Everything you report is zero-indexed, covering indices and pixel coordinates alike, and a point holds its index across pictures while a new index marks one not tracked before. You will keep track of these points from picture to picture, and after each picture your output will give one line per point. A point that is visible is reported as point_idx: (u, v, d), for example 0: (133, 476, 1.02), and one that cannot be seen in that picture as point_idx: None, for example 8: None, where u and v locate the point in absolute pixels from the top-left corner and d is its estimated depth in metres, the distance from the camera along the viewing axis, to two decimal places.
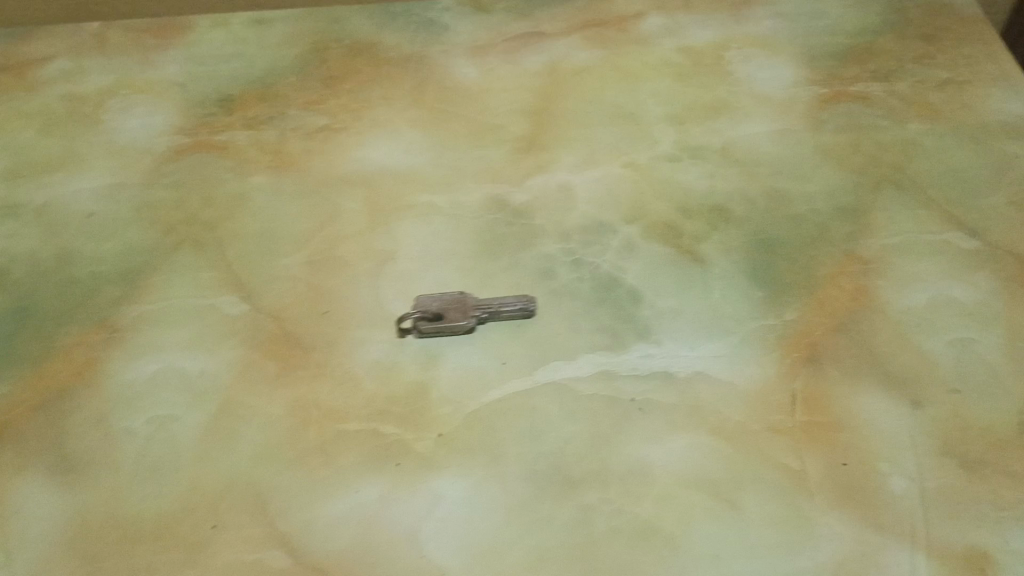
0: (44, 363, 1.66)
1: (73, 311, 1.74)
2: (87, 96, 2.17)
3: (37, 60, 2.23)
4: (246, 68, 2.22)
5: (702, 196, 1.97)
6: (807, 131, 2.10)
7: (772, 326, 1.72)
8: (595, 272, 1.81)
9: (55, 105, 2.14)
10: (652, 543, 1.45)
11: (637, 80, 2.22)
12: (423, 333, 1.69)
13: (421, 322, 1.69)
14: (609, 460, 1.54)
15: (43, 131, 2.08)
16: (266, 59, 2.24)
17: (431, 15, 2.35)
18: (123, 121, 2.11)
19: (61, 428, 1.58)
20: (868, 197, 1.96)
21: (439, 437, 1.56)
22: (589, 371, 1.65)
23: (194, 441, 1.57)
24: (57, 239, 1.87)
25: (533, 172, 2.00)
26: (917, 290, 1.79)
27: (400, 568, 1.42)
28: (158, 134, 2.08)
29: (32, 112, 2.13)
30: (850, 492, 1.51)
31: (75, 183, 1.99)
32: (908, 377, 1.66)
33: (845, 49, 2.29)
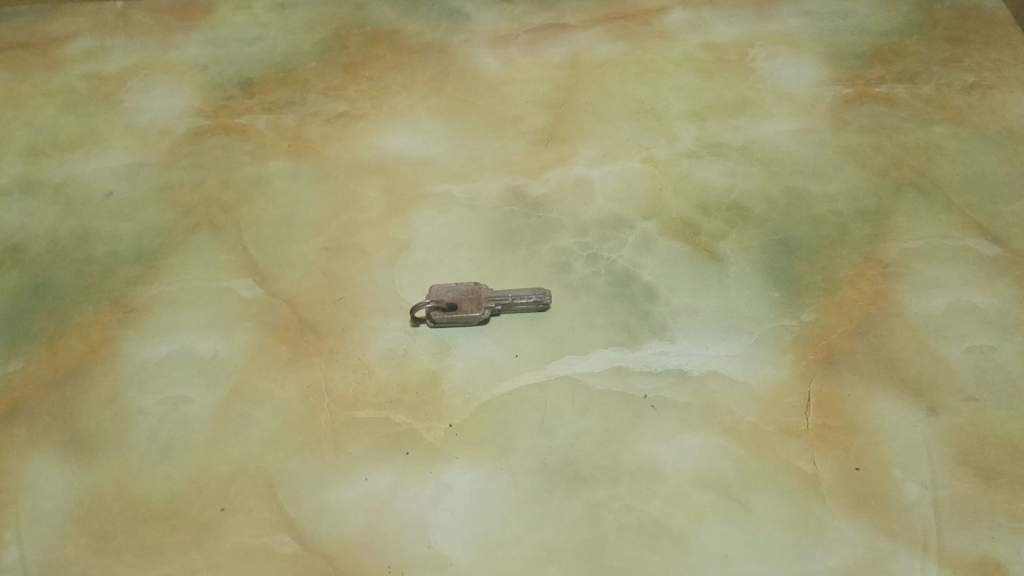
0: (61, 340, 1.83)
1: (90, 290, 1.91)
2: (156, 85, 2.32)
3: (112, 51, 2.41)
4: (294, 61, 2.38)
5: (721, 192, 2.07)
6: (827, 129, 2.18)
7: (787, 327, 1.82)
8: (611, 267, 1.92)
9: (76, 85, 2.33)
10: (660, 542, 1.55)
11: (659, 75, 2.32)
12: (438, 320, 1.79)
13: (436, 313, 1.79)
14: (620, 458, 1.65)
15: (65, 110, 2.26)
16: (315, 53, 2.40)
17: (469, 8, 2.50)
18: (148, 104, 2.28)
19: (81, 398, 1.75)
20: (891, 200, 2.03)
21: (449, 428, 1.69)
22: (602, 367, 1.76)
23: (214, 424, 1.71)
24: (86, 227, 2.03)
25: (552, 164, 2.12)
26: (936, 297, 1.86)
27: (407, 556, 1.54)
28: (189, 118, 2.24)
29: (54, 91, 2.31)
30: (866, 500, 1.59)
31: (93, 161, 2.16)
32: (925, 383, 1.73)
33: (871, 48, 2.36)
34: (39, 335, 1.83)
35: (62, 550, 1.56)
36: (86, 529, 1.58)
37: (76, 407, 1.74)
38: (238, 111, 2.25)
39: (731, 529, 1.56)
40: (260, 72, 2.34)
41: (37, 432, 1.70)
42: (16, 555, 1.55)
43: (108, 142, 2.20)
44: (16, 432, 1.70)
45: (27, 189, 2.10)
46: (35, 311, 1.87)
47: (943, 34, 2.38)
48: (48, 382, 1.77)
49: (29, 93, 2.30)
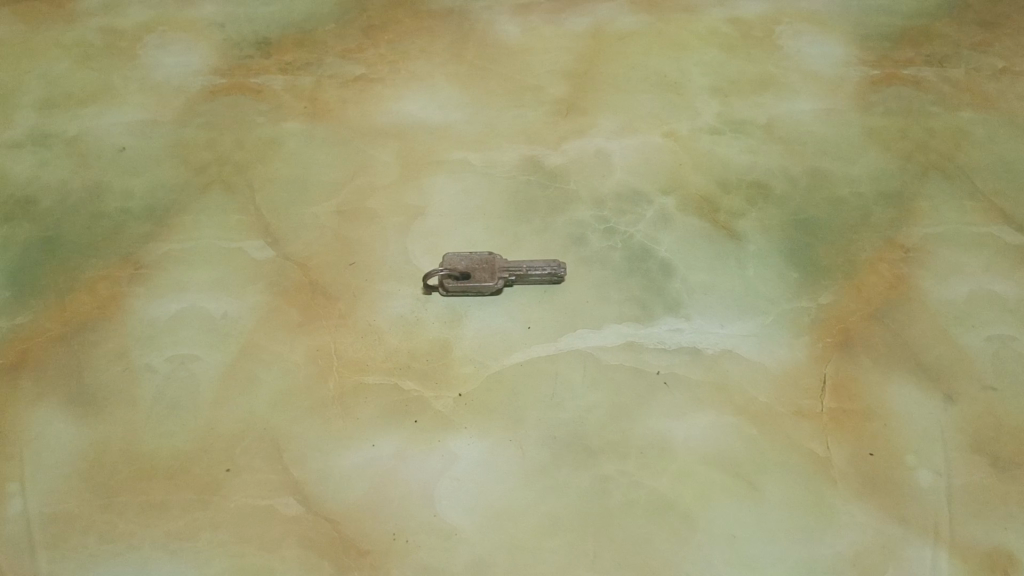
0: (70, 294, 1.81)
1: (101, 245, 1.89)
2: (174, 42, 2.29)
3: (130, 7, 2.38)
4: (314, 23, 2.35)
5: (741, 170, 2.03)
6: (851, 110, 2.14)
7: (804, 309, 1.79)
8: (629, 241, 1.90)
9: (93, 39, 2.30)
10: (668, 519, 1.53)
11: (683, 49, 2.29)
12: (451, 288, 1.78)
13: (449, 282, 1.77)
14: (630, 433, 1.63)
15: (80, 64, 2.24)
16: (336, 16, 2.36)
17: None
18: (165, 60, 2.25)
19: (91, 351, 1.74)
20: (914, 185, 2.00)
21: (458, 397, 1.67)
22: (614, 341, 1.75)
23: (222, 384, 1.70)
24: (99, 183, 2.01)
25: (571, 135, 2.10)
26: (956, 284, 1.83)
27: (412, 523, 1.53)
28: (205, 76, 2.22)
29: (70, 44, 2.29)
30: (880, 485, 1.56)
31: (107, 116, 2.14)
32: (942, 370, 1.70)
33: (900, 30, 2.31)
34: (47, 290, 1.82)
35: (66, 504, 1.55)
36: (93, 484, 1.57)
37: (84, 361, 1.72)
38: (255, 71, 2.23)
39: (742, 508, 1.54)
40: (278, 33, 2.32)
41: (44, 385, 1.69)
42: (20, 508, 1.54)
43: (123, 97, 2.17)
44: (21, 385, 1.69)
45: (39, 142, 2.08)
46: (44, 264, 1.86)
47: (974, 19, 2.34)
48: (56, 335, 1.76)
49: (45, 46, 2.28)
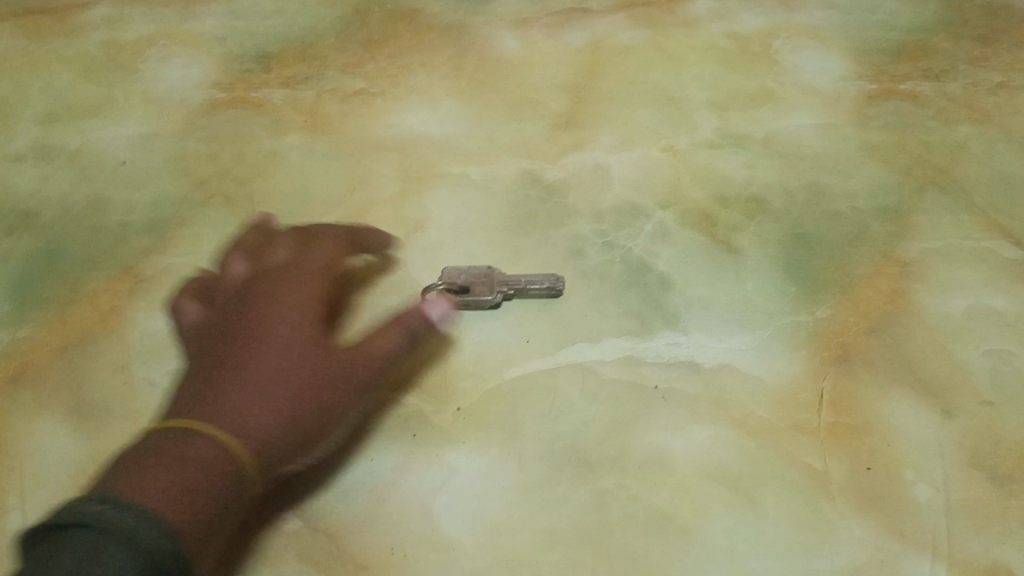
0: (33, 288, 1.62)
1: (91, 260, 1.66)
2: (124, 43, 2.05)
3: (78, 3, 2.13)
4: (273, 24, 2.09)
5: (740, 184, 1.79)
6: (850, 125, 1.90)
7: (802, 323, 1.57)
8: (626, 256, 1.67)
9: (44, 20, 2.08)
10: (665, 532, 1.34)
11: (682, 63, 2.03)
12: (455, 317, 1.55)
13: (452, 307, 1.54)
14: (628, 446, 1.42)
15: (32, 44, 2.04)
16: (302, 14, 2.11)
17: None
18: (129, 63, 2.01)
19: (73, 372, 1.51)
20: (911, 200, 1.77)
21: (457, 412, 1.47)
22: (613, 355, 1.52)
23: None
24: (40, 188, 1.79)
25: (569, 149, 1.85)
26: (954, 298, 1.61)
27: (409, 540, 1.35)
28: (191, 87, 1.96)
29: (21, 22, 2.08)
30: (875, 500, 1.37)
31: (57, 122, 1.90)
32: (941, 386, 1.49)
33: (925, 36, 2.08)
34: (12, 304, 1.60)
35: None
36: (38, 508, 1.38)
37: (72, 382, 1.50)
38: (256, 85, 1.97)
39: (734, 526, 1.35)
40: (248, 32, 2.08)
41: (21, 405, 1.48)
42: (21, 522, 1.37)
43: (67, 88, 1.96)
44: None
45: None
46: (13, 267, 1.65)
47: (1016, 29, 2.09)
48: (31, 354, 1.53)
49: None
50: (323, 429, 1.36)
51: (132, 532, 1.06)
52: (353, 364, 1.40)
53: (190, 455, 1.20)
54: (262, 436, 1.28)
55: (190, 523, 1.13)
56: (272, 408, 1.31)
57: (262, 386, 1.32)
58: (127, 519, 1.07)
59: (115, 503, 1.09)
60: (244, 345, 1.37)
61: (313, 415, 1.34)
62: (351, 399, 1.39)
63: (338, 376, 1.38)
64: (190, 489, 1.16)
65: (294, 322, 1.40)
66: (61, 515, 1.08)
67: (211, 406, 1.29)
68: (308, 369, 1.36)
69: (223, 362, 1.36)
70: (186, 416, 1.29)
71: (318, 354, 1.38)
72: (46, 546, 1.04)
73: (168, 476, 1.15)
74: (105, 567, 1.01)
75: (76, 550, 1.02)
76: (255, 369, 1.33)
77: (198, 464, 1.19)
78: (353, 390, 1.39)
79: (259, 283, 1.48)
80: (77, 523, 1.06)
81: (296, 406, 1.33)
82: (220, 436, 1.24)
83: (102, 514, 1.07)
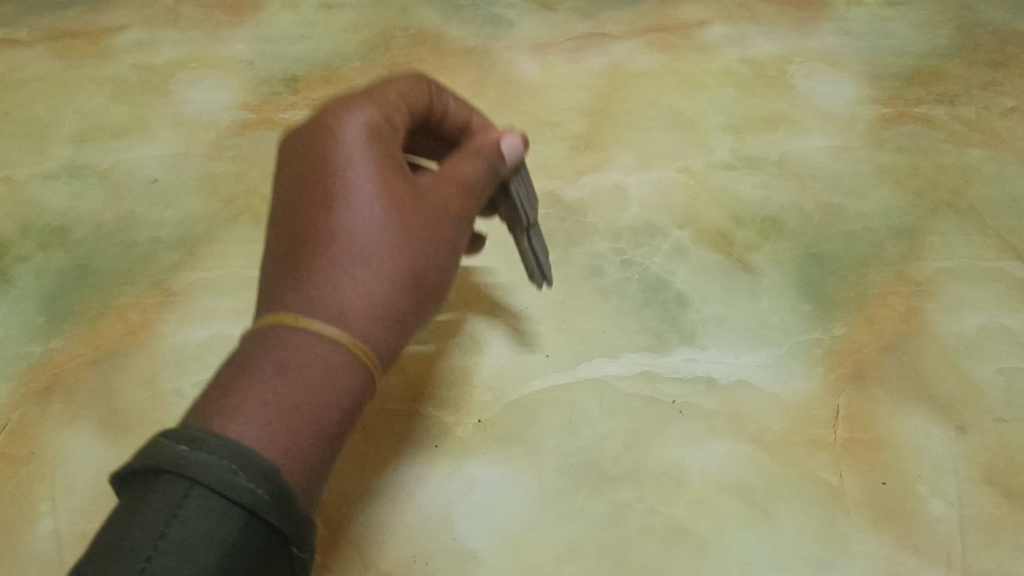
0: (65, 301, 1.65)
1: (123, 275, 1.70)
2: (154, 67, 2.11)
3: (111, 28, 2.20)
4: (300, 49, 2.16)
5: (755, 204, 1.82)
6: (864, 148, 1.93)
7: (817, 340, 1.59)
8: (644, 274, 1.70)
9: (80, 45, 2.15)
10: (683, 545, 1.34)
11: (698, 87, 2.07)
12: (509, 188, 1.46)
13: (513, 180, 1.45)
14: (646, 460, 1.43)
15: (67, 67, 2.10)
16: (329, 41, 2.18)
17: (496, 8, 2.26)
18: (159, 86, 2.07)
19: (103, 385, 1.53)
20: (925, 220, 1.79)
21: (477, 424, 1.47)
22: (630, 370, 1.54)
23: None
24: (73, 206, 1.82)
25: (587, 170, 1.89)
26: (967, 316, 1.63)
27: (430, 549, 1.33)
28: (217, 108, 2.02)
29: (56, 47, 2.15)
30: (890, 514, 1.37)
31: (88, 140, 1.95)
32: (954, 403, 1.51)
33: (936, 63, 2.12)
34: (43, 317, 1.63)
35: (97, 524, 1.38)
36: (64, 512, 1.39)
37: (100, 395, 1.53)
38: (282, 106, 2.02)
39: (751, 539, 1.34)
40: (275, 57, 2.14)
41: (50, 416, 1.49)
42: (51, 527, 1.37)
43: (99, 109, 2.01)
44: (26, 406, 1.50)
45: (27, 143, 1.94)
46: (45, 283, 1.68)
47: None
48: (60, 368, 1.55)
49: (21, 61, 2.11)
50: (427, 286, 1.20)
51: (222, 481, 0.88)
52: (441, 207, 1.24)
53: (290, 356, 1.03)
54: (366, 320, 1.10)
55: (297, 448, 0.97)
56: (371, 287, 1.12)
57: (359, 262, 1.13)
58: (227, 468, 0.89)
59: (209, 447, 0.90)
60: (320, 204, 1.17)
61: (414, 272, 1.17)
62: (447, 247, 1.23)
63: (430, 221, 1.21)
64: (298, 406, 0.99)
65: (374, 173, 1.18)
66: (145, 456, 0.90)
67: (300, 284, 1.10)
68: (404, 231, 1.17)
69: (303, 235, 1.15)
70: (280, 304, 1.10)
71: (404, 205, 1.19)
72: (132, 504, 0.88)
73: (269, 392, 0.99)
74: (205, 539, 0.86)
75: (159, 512, 0.86)
76: (344, 245, 1.13)
77: (302, 370, 1.01)
78: (444, 236, 1.23)
79: (321, 118, 1.25)
80: (168, 469, 0.88)
81: (394, 266, 1.15)
82: (316, 326, 1.06)
83: (189, 460, 0.88)
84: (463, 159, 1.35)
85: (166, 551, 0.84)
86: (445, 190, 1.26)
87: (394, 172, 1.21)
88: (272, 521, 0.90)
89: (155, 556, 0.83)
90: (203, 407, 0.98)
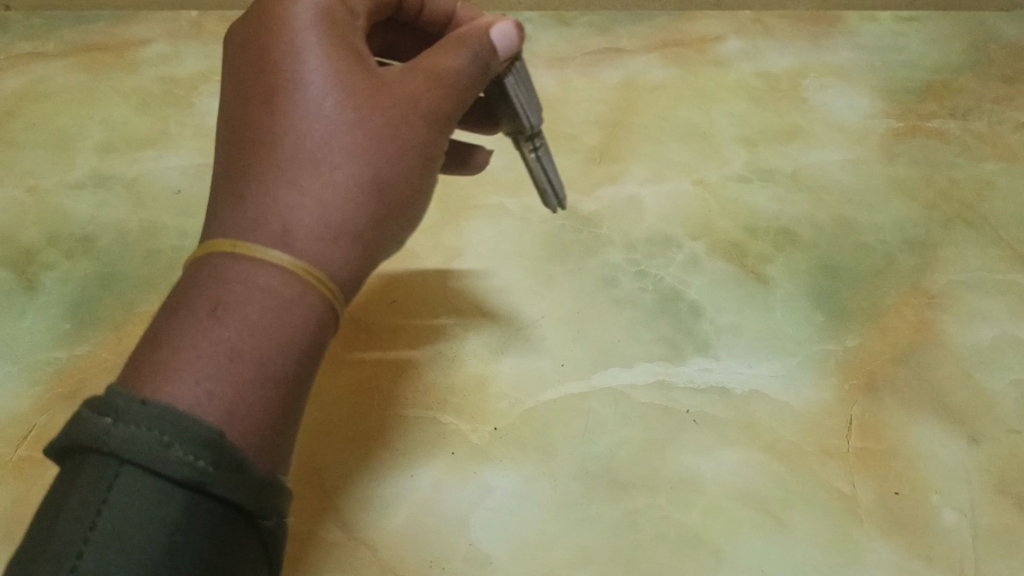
0: (90, 307, 1.68)
1: (147, 282, 1.73)
2: (178, 79, 2.16)
3: (137, 42, 2.25)
4: None
5: (769, 217, 1.84)
6: (878, 161, 1.95)
7: (831, 351, 1.60)
8: (658, 284, 1.72)
9: (107, 59, 2.20)
10: (696, 551, 1.35)
11: (713, 100, 2.09)
12: (505, 87, 1.36)
13: (507, 75, 1.35)
14: (660, 468, 1.44)
15: (93, 80, 2.15)
16: None
17: None
18: (183, 98, 2.11)
19: None
20: (938, 232, 1.81)
21: (493, 432, 1.49)
22: (645, 380, 1.56)
23: None
24: (98, 215, 1.86)
25: (602, 181, 1.91)
26: (980, 328, 1.64)
27: (446, 553, 1.34)
28: None
29: (83, 60, 2.19)
30: (903, 524, 1.38)
31: (113, 151, 1.99)
32: (967, 414, 1.52)
33: (949, 78, 2.14)
34: (69, 323, 1.65)
35: None
36: None
37: None
38: None
39: (764, 547, 1.35)
40: None
41: None
42: None
43: (125, 121, 2.05)
44: (51, 408, 1.52)
45: (54, 153, 1.98)
46: (70, 289, 1.71)
47: None
48: (85, 372, 1.58)
49: (49, 73, 2.16)
50: (394, 194, 1.13)
51: (149, 457, 0.84)
52: (407, 112, 1.15)
53: (232, 293, 0.97)
54: (314, 242, 1.04)
55: (243, 403, 0.93)
56: (319, 206, 1.06)
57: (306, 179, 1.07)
58: (154, 440, 0.85)
59: (133, 417, 0.86)
60: (269, 118, 1.10)
61: (369, 187, 1.10)
62: (416, 150, 1.16)
63: (391, 128, 1.12)
64: (239, 351, 0.95)
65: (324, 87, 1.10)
66: (73, 431, 0.88)
67: (244, 207, 1.05)
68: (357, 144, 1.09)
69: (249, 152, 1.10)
70: (224, 226, 1.05)
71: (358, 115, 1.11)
72: (67, 485, 0.87)
73: (208, 341, 0.94)
74: (140, 520, 0.83)
75: (91, 496, 0.84)
76: (289, 165, 1.07)
77: (239, 307, 0.96)
78: (411, 139, 1.15)
79: (269, 12, 1.16)
80: (93, 447, 0.86)
81: (346, 183, 1.08)
82: (262, 254, 1.00)
83: (112, 435, 0.85)
84: (444, 48, 1.22)
85: (100, 539, 0.83)
86: (412, 91, 1.16)
87: (347, 78, 1.12)
88: (217, 493, 0.86)
89: (89, 545, 0.82)
90: (138, 362, 0.94)
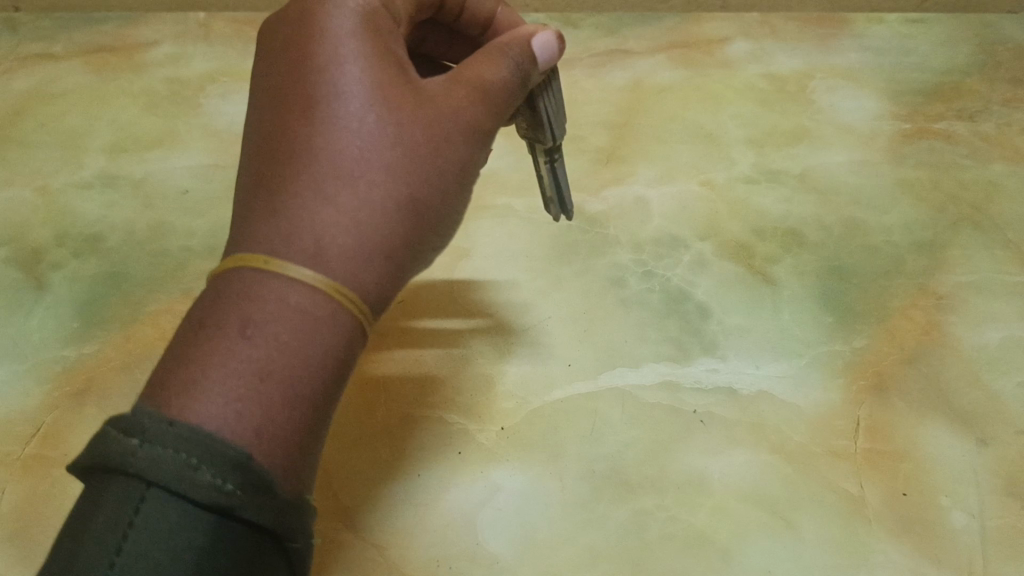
0: (98, 306, 1.68)
1: (155, 282, 1.73)
2: (187, 80, 2.16)
3: (146, 44, 2.26)
4: None
5: (777, 218, 1.84)
6: (885, 163, 1.95)
7: (838, 352, 1.60)
8: (666, 285, 1.72)
9: (116, 61, 2.21)
10: (704, 552, 1.34)
11: (720, 101, 2.09)
12: (537, 104, 1.39)
13: (541, 95, 1.38)
14: (667, 468, 1.44)
15: (102, 81, 2.15)
16: None
17: None
18: (191, 99, 2.11)
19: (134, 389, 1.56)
20: (946, 234, 1.80)
21: (500, 431, 1.49)
22: (651, 380, 1.56)
23: None
24: (107, 215, 1.86)
25: (609, 183, 1.91)
26: (989, 330, 1.64)
27: (454, 553, 1.34)
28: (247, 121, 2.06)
29: (93, 61, 2.20)
30: (911, 526, 1.38)
31: (122, 151, 1.99)
32: (975, 416, 1.51)
33: (957, 80, 2.13)
34: (77, 321, 1.66)
35: None
36: None
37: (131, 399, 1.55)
38: None
39: (772, 548, 1.35)
40: None
41: (83, 418, 1.51)
42: None
43: (133, 121, 2.06)
44: (59, 406, 1.53)
45: (64, 153, 1.99)
46: (79, 289, 1.72)
47: None
48: (93, 370, 1.58)
49: (58, 74, 2.17)
50: (427, 212, 1.13)
51: (177, 482, 0.83)
52: (442, 132, 1.15)
53: (262, 310, 0.97)
54: (343, 259, 1.03)
55: (271, 424, 0.92)
56: (350, 222, 1.05)
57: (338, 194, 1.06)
58: (183, 464, 0.83)
59: (162, 441, 0.84)
60: (304, 130, 1.10)
61: (401, 206, 1.09)
62: (451, 168, 1.15)
63: (425, 148, 1.12)
64: (268, 371, 0.94)
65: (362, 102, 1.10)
66: (97, 452, 0.86)
67: (275, 219, 1.04)
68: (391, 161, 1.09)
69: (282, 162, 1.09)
70: (253, 237, 1.04)
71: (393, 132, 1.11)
72: (88, 508, 0.85)
73: (237, 361, 0.93)
74: (166, 544, 0.82)
75: (115, 520, 0.82)
76: (323, 177, 1.06)
77: (270, 324, 0.96)
78: (446, 156, 1.14)
79: (309, 20, 1.16)
80: (119, 469, 0.84)
81: (380, 199, 1.08)
82: (286, 264, 1.00)
83: (139, 458, 0.83)
84: (483, 61, 1.24)
85: (125, 563, 0.81)
86: (449, 111, 1.16)
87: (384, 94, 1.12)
88: (244, 517, 0.85)
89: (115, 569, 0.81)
90: (164, 380, 0.93)
